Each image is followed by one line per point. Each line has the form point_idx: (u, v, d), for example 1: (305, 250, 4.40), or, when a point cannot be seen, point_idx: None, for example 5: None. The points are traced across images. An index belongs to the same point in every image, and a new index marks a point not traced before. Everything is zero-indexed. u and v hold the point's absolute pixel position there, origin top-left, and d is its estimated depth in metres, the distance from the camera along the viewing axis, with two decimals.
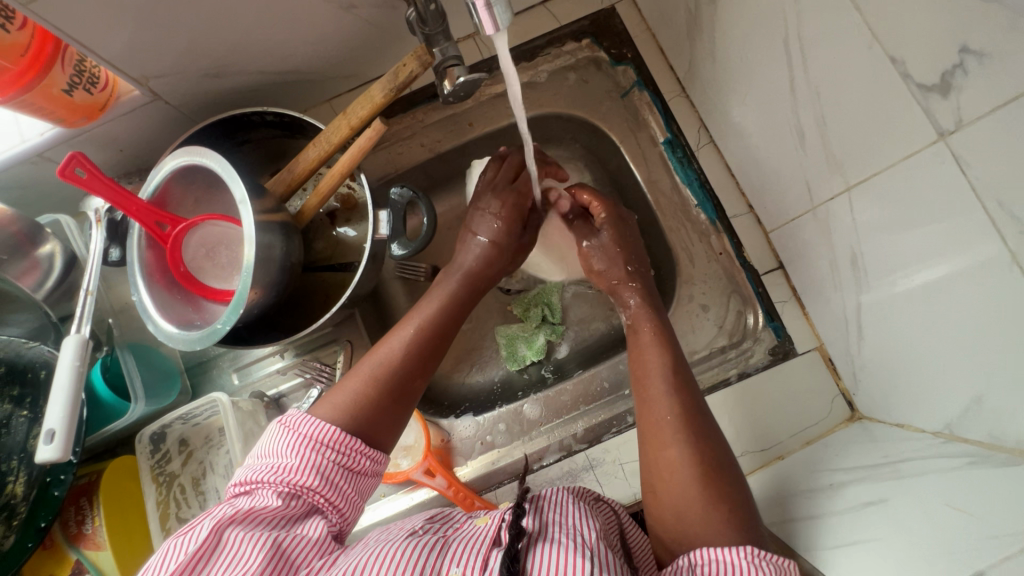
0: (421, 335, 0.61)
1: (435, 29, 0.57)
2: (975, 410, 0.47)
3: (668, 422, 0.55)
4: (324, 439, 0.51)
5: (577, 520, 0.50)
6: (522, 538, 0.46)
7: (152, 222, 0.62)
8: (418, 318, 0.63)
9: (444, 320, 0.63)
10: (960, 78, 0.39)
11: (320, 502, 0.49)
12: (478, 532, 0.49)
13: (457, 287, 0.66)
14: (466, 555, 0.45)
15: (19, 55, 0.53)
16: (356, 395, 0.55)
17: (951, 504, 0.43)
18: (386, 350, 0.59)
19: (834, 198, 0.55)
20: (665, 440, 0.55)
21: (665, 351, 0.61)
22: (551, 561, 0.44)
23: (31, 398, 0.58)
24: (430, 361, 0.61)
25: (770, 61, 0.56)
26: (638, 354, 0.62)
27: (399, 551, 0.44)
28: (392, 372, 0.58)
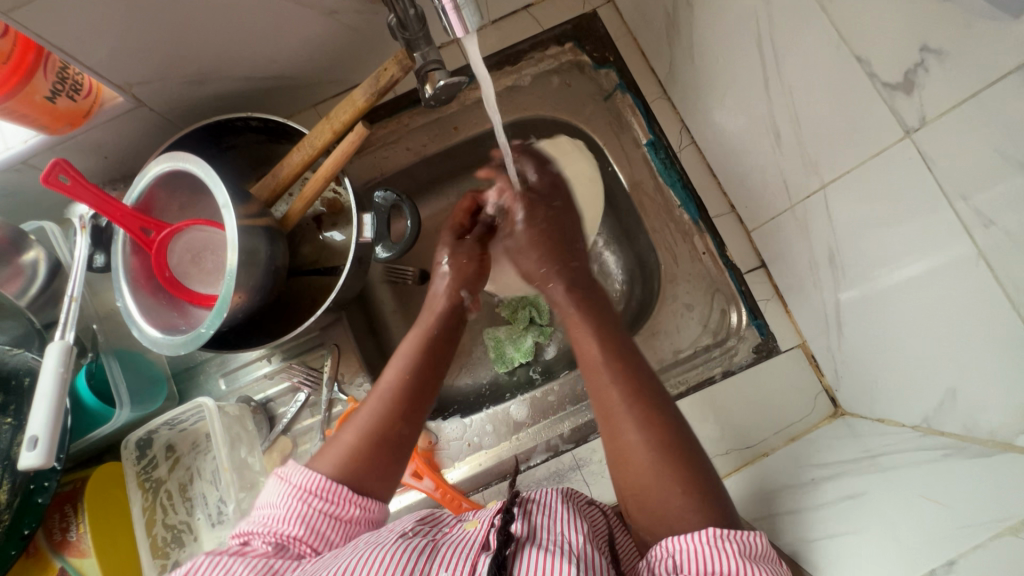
0: (406, 376, 0.60)
1: (416, 33, 0.58)
2: (949, 403, 0.48)
3: (619, 408, 0.55)
4: (312, 488, 0.51)
5: (564, 523, 0.50)
6: (510, 543, 0.47)
7: (137, 228, 0.63)
8: (400, 361, 0.62)
9: (424, 367, 0.62)
10: (923, 76, 0.40)
11: (306, 550, 0.49)
12: (466, 536, 0.49)
13: (430, 329, 0.66)
14: (455, 559, 0.45)
15: (1, 63, 0.54)
16: (348, 447, 0.55)
17: (926, 496, 0.43)
18: (369, 406, 0.58)
19: (810, 196, 0.56)
20: (620, 426, 0.54)
21: (610, 341, 0.60)
22: (539, 567, 0.44)
23: (14, 405, 0.58)
24: (420, 403, 0.60)
25: (745, 62, 0.58)
26: (586, 347, 0.60)
27: (391, 554, 0.44)
28: (376, 428, 0.56)
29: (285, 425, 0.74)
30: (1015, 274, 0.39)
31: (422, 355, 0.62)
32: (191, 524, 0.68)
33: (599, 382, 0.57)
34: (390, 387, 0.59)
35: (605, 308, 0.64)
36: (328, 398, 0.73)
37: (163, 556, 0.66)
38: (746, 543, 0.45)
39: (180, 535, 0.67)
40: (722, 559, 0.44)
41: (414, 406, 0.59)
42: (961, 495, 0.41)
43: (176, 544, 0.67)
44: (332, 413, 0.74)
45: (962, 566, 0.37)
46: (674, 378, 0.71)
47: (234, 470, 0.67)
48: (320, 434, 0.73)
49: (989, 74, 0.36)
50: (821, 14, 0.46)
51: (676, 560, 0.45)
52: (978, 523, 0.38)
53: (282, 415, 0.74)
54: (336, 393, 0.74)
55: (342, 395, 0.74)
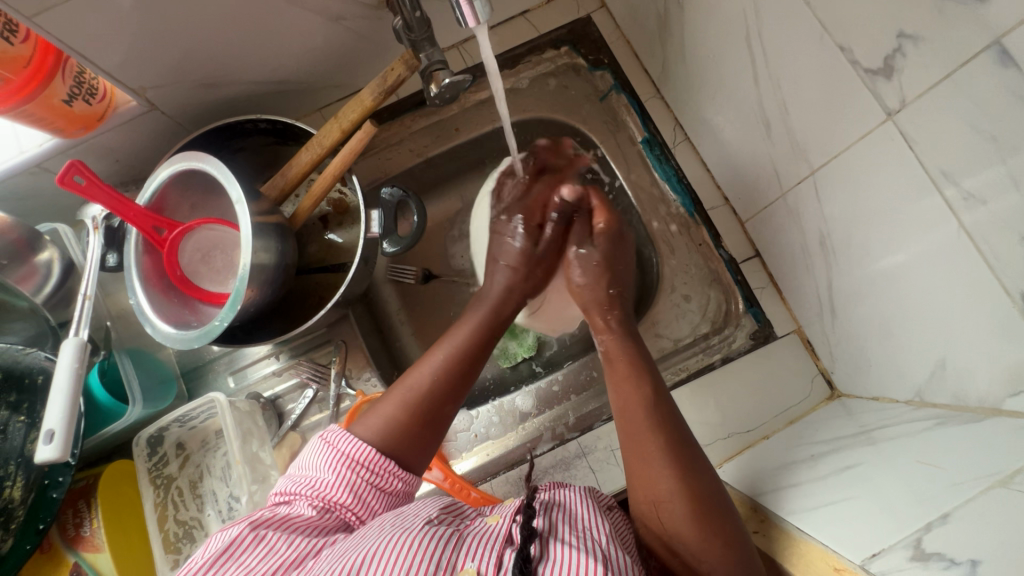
0: (448, 366, 0.60)
1: (421, 35, 0.61)
2: (940, 374, 0.50)
3: (655, 452, 0.54)
4: (362, 459, 0.52)
5: (589, 522, 0.51)
6: (534, 539, 0.47)
7: (149, 226, 0.64)
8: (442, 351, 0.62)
9: (471, 368, 0.62)
10: (901, 60, 0.43)
11: (351, 518, 0.50)
12: (490, 529, 0.49)
13: (466, 335, 0.64)
14: (481, 551, 0.45)
15: (21, 66, 0.56)
16: (393, 415, 0.56)
17: (923, 461, 0.45)
18: (408, 390, 0.59)
19: (801, 182, 0.59)
20: (653, 469, 0.54)
21: (643, 381, 0.59)
22: (564, 559, 0.44)
23: (28, 404, 0.59)
24: (465, 382, 0.61)
25: (734, 58, 0.60)
26: (622, 375, 0.60)
27: (417, 540, 0.44)
28: (418, 411, 0.57)
29: (293, 422, 0.74)
30: (995, 245, 0.41)
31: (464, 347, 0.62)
32: (201, 520, 0.69)
33: (633, 420, 0.57)
34: (436, 367, 0.60)
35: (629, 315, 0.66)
36: (336, 394, 0.74)
37: (174, 552, 0.66)
38: None
39: (192, 531, 0.68)
40: None
41: (454, 391, 0.60)
42: (951, 460, 0.43)
43: (188, 540, 0.68)
44: (340, 408, 0.75)
45: (957, 516, 0.38)
46: (675, 366, 0.73)
47: (247, 463, 0.68)
48: (329, 429, 0.74)
49: (962, 56, 0.39)
50: (804, 6, 0.49)
51: None
52: (970, 479, 0.40)
53: (291, 411, 0.75)
54: (343, 389, 0.76)
55: (350, 391, 0.76)
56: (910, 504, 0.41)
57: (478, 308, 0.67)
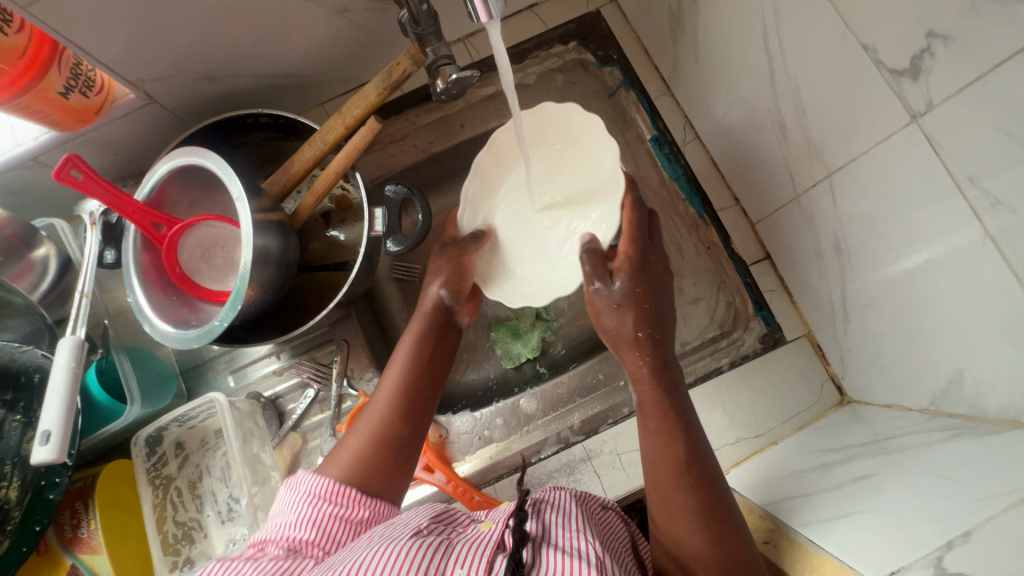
0: (406, 381, 0.59)
1: (428, 29, 0.59)
2: (957, 383, 0.49)
3: (681, 495, 0.50)
4: (323, 493, 0.49)
5: (578, 523, 0.49)
6: (525, 544, 0.45)
7: (148, 223, 0.63)
8: (397, 364, 0.60)
9: (425, 381, 0.60)
10: (929, 61, 0.41)
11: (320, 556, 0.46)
12: (481, 536, 0.48)
13: (416, 348, 0.61)
14: (471, 557, 0.44)
15: (16, 57, 0.54)
16: (359, 446, 0.54)
17: (940, 474, 0.44)
18: (370, 415, 0.57)
19: (816, 184, 0.57)
20: (677, 514, 0.50)
21: (674, 421, 0.54)
22: (556, 566, 0.43)
23: (24, 402, 0.58)
24: (422, 393, 0.59)
25: (750, 54, 0.59)
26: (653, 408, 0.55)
27: (405, 549, 0.43)
28: (380, 440, 0.54)
29: (295, 421, 0.73)
30: (1021, 253, 0.40)
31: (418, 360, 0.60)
32: (200, 521, 0.68)
33: (663, 461, 0.52)
34: (393, 384, 0.58)
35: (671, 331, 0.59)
36: (337, 394, 0.73)
37: (174, 553, 0.66)
38: None
39: (191, 532, 0.67)
40: None
41: (412, 406, 0.57)
42: (970, 473, 0.42)
43: (187, 541, 0.67)
44: (341, 408, 0.74)
45: (979, 534, 0.37)
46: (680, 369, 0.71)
47: (247, 465, 0.67)
48: (330, 429, 0.73)
49: (995, 57, 0.37)
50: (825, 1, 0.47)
51: None
52: (992, 495, 0.38)
53: (292, 411, 0.75)
54: (345, 389, 0.74)
55: (352, 391, 0.74)
56: (930, 520, 0.40)
57: (418, 317, 0.64)
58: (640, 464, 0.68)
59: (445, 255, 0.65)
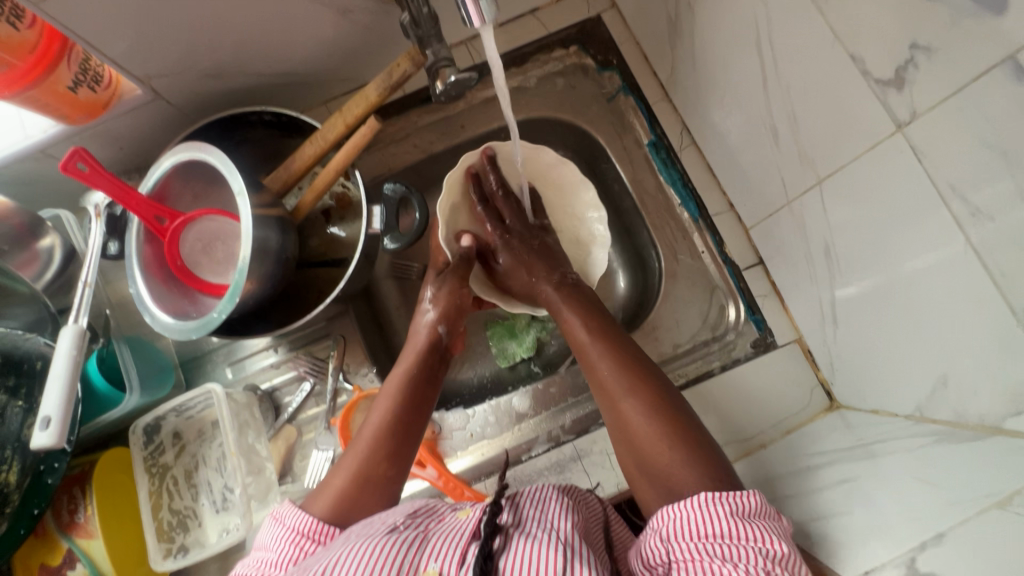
0: (399, 406, 0.60)
1: (428, 31, 0.61)
2: (942, 390, 0.49)
3: (654, 441, 0.52)
4: (306, 531, 0.50)
5: (554, 512, 0.50)
6: (497, 535, 0.46)
7: (150, 216, 0.64)
8: (387, 396, 0.61)
9: (412, 410, 0.61)
10: (913, 72, 0.42)
11: None
12: (457, 525, 0.49)
13: (409, 373, 0.63)
14: (445, 549, 0.45)
15: (26, 53, 0.56)
16: (345, 485, 0.55)
17: (921, 478, 0.44)
18: (358, 444, 0.58)
19: (807, 191, 0.58)
20: (654, 467, 0.52)
21: (635, 366, 0.58)
22: (525, 555, 0.44)
23: (26, 388, 0.59)
24: (415, 419, 0.61)
25: (744, 61, 0.59)
26: (610, 393, 0.57)
27: (379, 547, 0.44)
28: (364, 475, 0.55)
29: (290, 414, 0.75)
30: (1001, 261, 0.41)
31: (408, 389, 0.62)
32: (195, 510, 0.69)
33: (626, 413, 0.55)
34: (382, 414, 0.59)
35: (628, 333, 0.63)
36: (333, 388, 0.75)
37: (168, 540, 0.67)
38: (737, 503, 0.45)
39: (186, 520, 0.69)
40: (712, 521, 0.44)
41: (400, 445, 0.58)
42: (948, 478, 0.43)
43: (181, 529, 0.68)
44: (336, 402, 0.75)
45: None
46: (675, 371, 0.72)
47: (241, 455, 0.69)
48: (324, 423, 0.74)
49: (975, 69, 0.38)
50: (815, 8, 0.48)
51: (669, 530, 0.45)
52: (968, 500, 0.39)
53: (288, 404, 0.75)
54: (341, 383, 0.76)
55: (347, 385, 0.76)
56: None
57: (411, 350, 0.66)
58: None
59: (445, 285, 0.69)
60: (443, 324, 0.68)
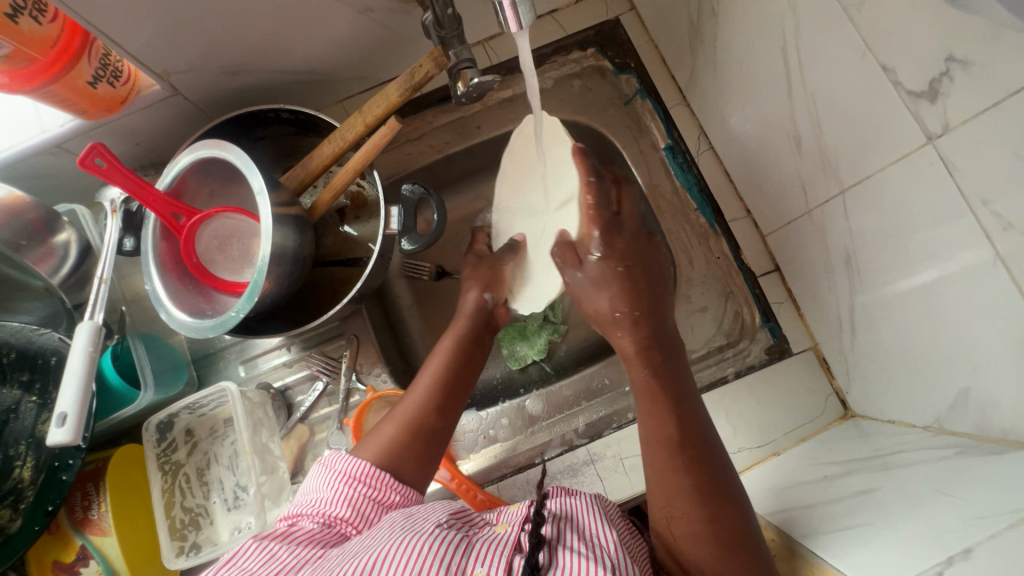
0: (449, 367, 0.63)
1: (451, 32, 0.60)
2: (963, 402, 0.49)
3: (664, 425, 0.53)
4: (359, 475, 0.53)
5: (597, 531, 0.49)
6: (542, 547, 0.45)
7: (167, 213, 0.63)
8: (438, 359, 0.64)
9: (461, 376, 0.64)
10: (947, 84, 0.42)
11: (351, 533, 0.50)
12: (498, 536, 0.48)
13: (457, 340, 0.66)
14: (490, 557, 0.44)
15: (48, 46, 0.55)
16: (394, 434, 0.58)
17: (944, 492, 0.44)
18: (408, 405, 0.60)
19: (829, 200, 0.58)
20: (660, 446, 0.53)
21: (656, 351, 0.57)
22: (573, 567, 0.43)
23: (40, 384, 0.59)
24: (463, 384, 0.64)
25: (769, 67, 0.59)
26: (670, 495, 0.51)
27: (427, 545, 0.44)
28: (415, 424, 0.58)
29: (303, 413, 0.74)
30: None
31: (458, 355, 0.65)
32: (206, 508, 0.69)
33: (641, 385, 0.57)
34: (432, 376, 0.63)
35: (706, 431, 0.54)
36: (346, 387, 0.74)
37: (180, 539, 0.67)
38: None
39: (197, 518, 0.69)
40: None
41: (449, 402, 0.61)
42: (972, 491, 0.43)
43: (193, 528, 0.68)
44: (349, 402, 0.75)
45: (980, 551, 0.37)
46: None
47: (256, 454, 0.68)
48: (337, 423, 0.74)
49: (1013, 82, 0.38)
50: (845, 17, 0.48)
51: None
52: (994, 514, 0.39)
53: (300, 403, 0.75)
54: (354, 383, 0.75)
55: (360, 385, 0.76)
56: (932, 536, 0.41)
57: (460, 319, 0.69)
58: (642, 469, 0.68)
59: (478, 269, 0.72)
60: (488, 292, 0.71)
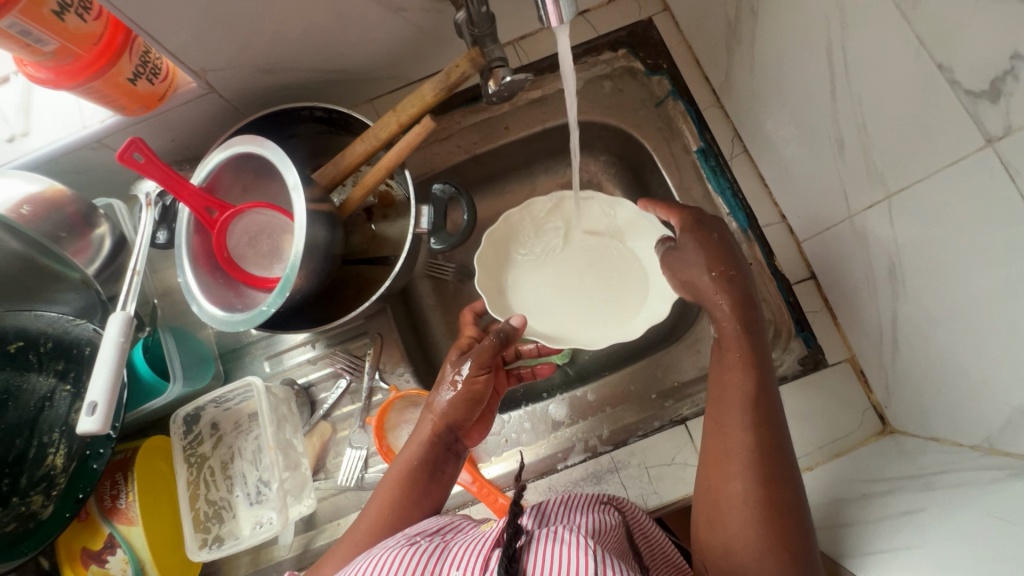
0: (394, 505, 0.55)
1: (484, 31, 0.59)
2: (1017, 422, 0.46)
3: (743, 386, 0.53)
4: None
5: (582, 525, 0.47)
6: (519, 537, 0.43)
7: (201, 208, 0.64)
8: (385, 493, 0.56)
9: (411, 511, 0.55)
10: (1011, 84, 0.39)
11: None
12: (477, 538, 0.47)
13: (407, 471, 0.57)
14: (467, 558, 0.43)
15: (93, 43, 0.57)
16: None
17: (996, 516, 0.42)
18: (344, 551, 0.54)
19: (873, 206, 0.55)
20: (727, 404, 0.53)
21: (739, 308, 0.57)
22: (550, 553, 0.40)
23: (74, 372, 0.61)
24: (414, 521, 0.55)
25: (812, 68, 0.57)
26: (723, 450, 0.51)
27: (400, 558, 0.44)
28: None
29: (325, 411, 0.75)
30: None
31: (408, 486, 0.56)
32: (230, 501, 0.70)
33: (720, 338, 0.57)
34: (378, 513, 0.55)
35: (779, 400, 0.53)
36: (369, 386, 0.74)
37: (203, 531, 0.67)
38: None
39: (221, 511, 0.69)
40: None
41: None
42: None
43: (216, 520, 0.69)
44: (372, 401, 0.75)
45: None
46: None
47: (279, 450, 0.69)
48: (359, 421, 0.74)
49: None
50: (898, 15, 0.46)
51: None
52: None
53: (323, 401, 0.75)
54: (377, 381, 0.75)
55: (383, 384, 0.75)
56: (993, 565, 0.38)
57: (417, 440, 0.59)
58: (667, 479, 0.66)
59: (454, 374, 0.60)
60: (456, 413, 0.59)
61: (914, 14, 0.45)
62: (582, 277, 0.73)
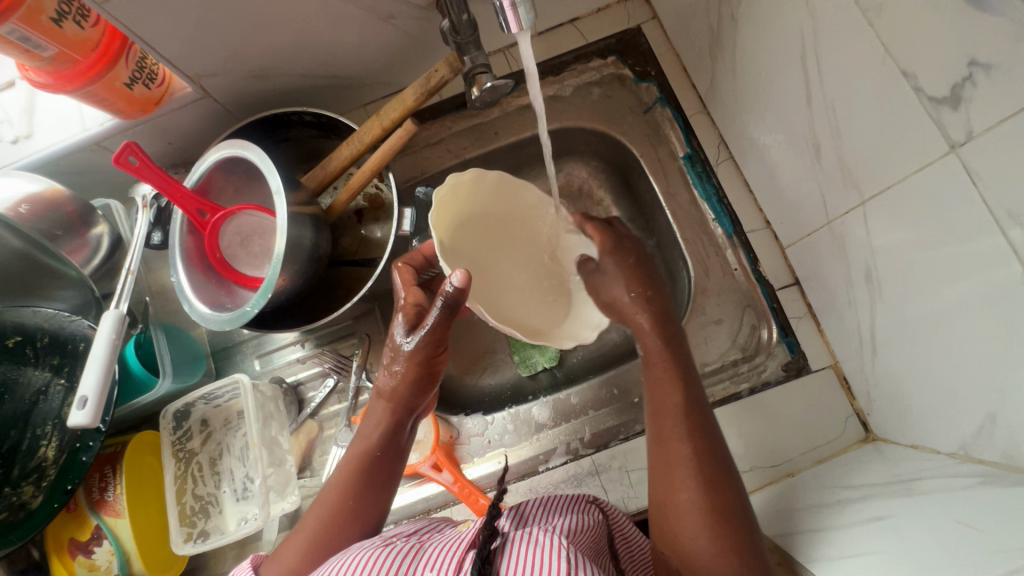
0: (350, 492, 0.56)
1: (467, 38, 0.61)
2: (989, 428, 0.46)
3: (672, 397, 0.54)
4: None
5: (559, 526, 0.48)
6: (495, 538, 0.44)
7: (193, 209, 0.66)
8: (339, 481, 0.57)
9: (368, 497, 0.57)
10: (971, 90, 0.40)
11: None
12: (453, 539, 0.48)
13: (361, 456, 0.58)
14: (441, 559, 0.44)
15: (89, 49, 0.59)
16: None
17: (964, 522, 0.41)
18: (299, 539, 0.55)
19: (850, 211, 0.56)
20: (662, 415, 0.54)
21: (665, 324, 0.59)
22: (521, 556, 0.41)
23: (68, 367, 0.63)
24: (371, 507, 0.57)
25: (790, 74, 0.57)
26: (667, 461, 0.52)
27: (377, 555, 0.44)
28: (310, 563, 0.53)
29: (313, 409, 0.76)
30: None
31: (363, 472, 0.57)
32: (216, 497, 0.71)
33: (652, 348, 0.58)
34: (333, 503, 0.56)
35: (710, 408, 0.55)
36: (355, 385, 0.75)
37: (189, 525, 0.69)
38: None
39: (208, 506, 0.70)
40: None
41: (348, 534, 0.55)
42: (993, 522, 0.40)
43: (202, 515, 0.70)
44: (357, 401, 0.75)
45: None
46: None
47: (264, 446, 0.70)
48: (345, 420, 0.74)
49: None
50: (865, 23, 0.46)
51: None
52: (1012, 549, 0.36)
53: (311, 399, 0.77)
54: (363, 381, 0.75)
55: (369, 384, 0.75)
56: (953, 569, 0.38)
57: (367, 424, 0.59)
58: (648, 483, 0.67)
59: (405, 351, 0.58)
60: (405, 395, 0.59)
61: (881, 22, 0.45)
62: (525, 271, 0.71)
